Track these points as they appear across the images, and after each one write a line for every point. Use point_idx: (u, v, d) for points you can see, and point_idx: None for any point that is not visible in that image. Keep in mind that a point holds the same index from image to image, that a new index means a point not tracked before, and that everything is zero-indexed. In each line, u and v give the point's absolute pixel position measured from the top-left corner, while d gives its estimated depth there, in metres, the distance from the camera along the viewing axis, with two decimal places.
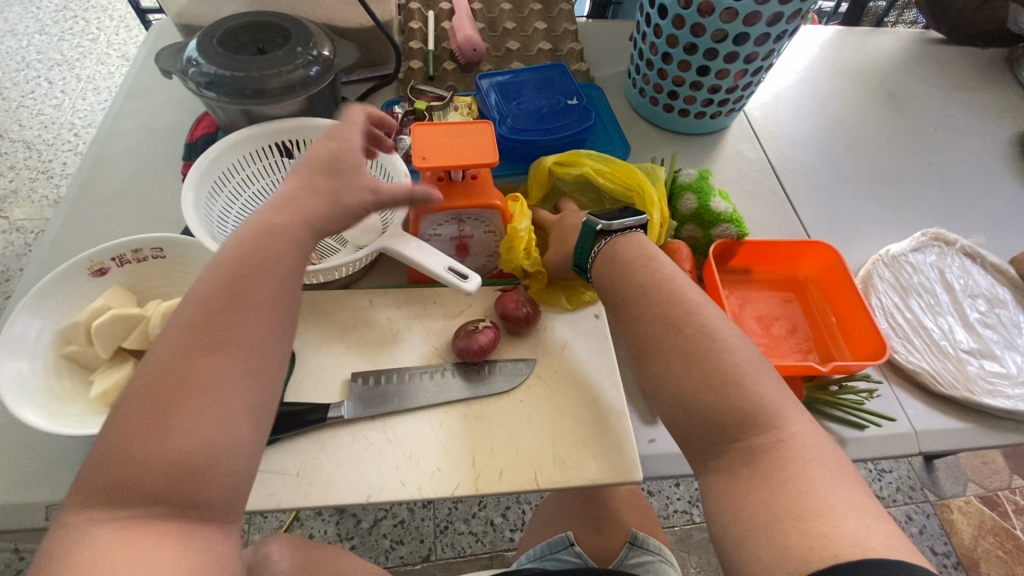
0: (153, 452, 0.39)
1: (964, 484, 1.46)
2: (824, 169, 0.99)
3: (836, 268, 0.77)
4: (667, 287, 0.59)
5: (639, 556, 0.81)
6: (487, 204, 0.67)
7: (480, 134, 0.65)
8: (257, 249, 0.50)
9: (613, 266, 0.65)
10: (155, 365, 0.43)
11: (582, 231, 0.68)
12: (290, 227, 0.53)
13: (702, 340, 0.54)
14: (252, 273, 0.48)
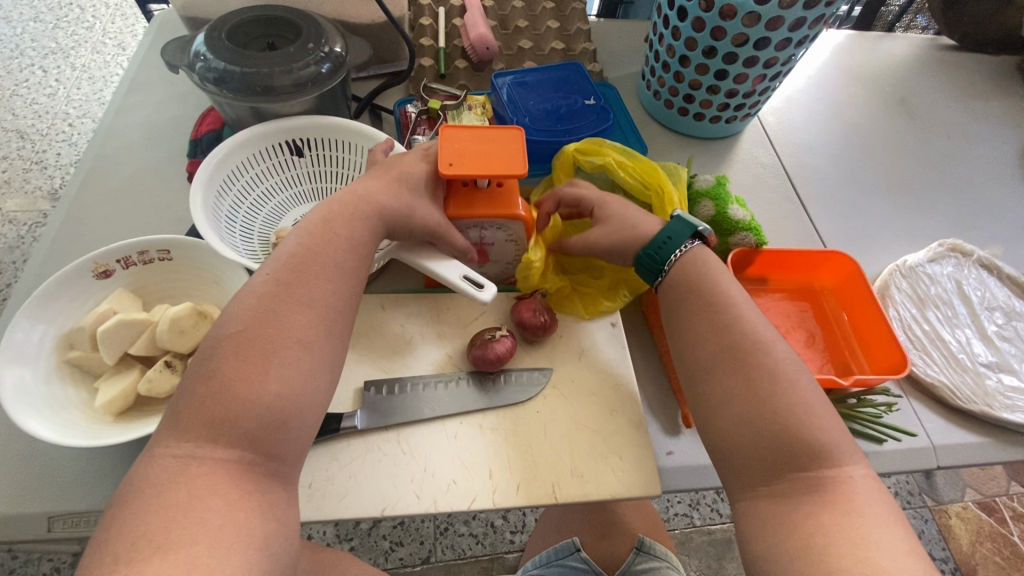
0: (235, 403, 0.44)
1: (962, 489, 1.46)
2: (839, 175, 0.98)
3: (855, 278, 0.76)
4: (728, 304, 0.58)
5: (647, 562, 0.78)
6: (512, 216, 0.64)
7: (510, 139, 0.62)
8: (321, 235, 0.56)
9: (678, 275, 0.63)
10: (234, 328, 0.48)
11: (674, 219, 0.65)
12: (350, 217, 0.59)
13: (762, 362, 0.53)
14: (321, 254, 0.54)
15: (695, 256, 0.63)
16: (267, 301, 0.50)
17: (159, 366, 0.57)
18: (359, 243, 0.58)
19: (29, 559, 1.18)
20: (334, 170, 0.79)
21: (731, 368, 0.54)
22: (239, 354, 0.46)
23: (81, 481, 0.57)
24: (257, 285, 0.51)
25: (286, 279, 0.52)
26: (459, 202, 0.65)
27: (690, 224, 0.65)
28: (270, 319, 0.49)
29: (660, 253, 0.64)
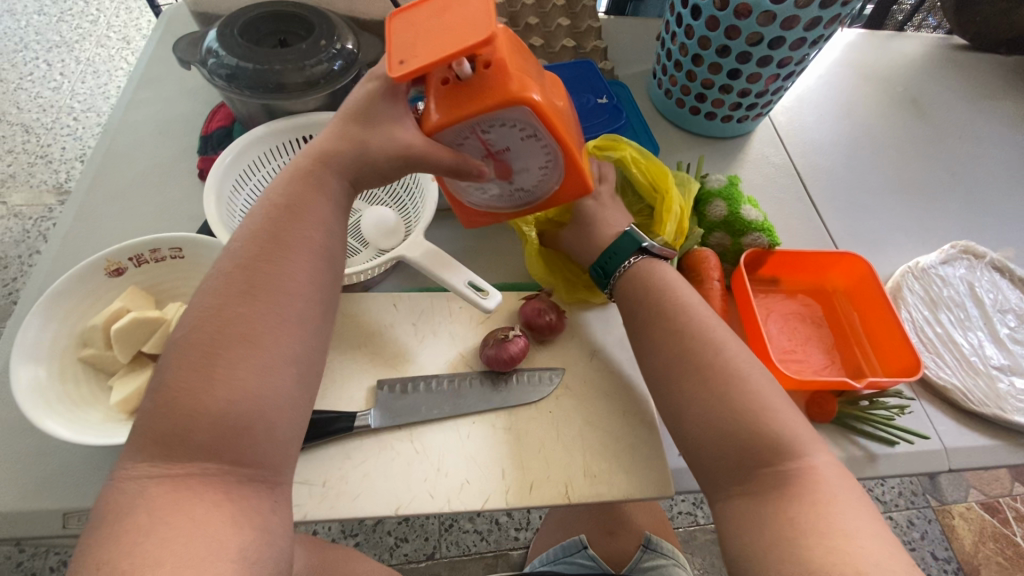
0: (192, 417, 0.44)
1: (965, 490, 1.46)
2: (849, 176, 0.98)
3: (868, 280, 0.75)
4: (685, 310, 0.59)
5: (653, 559, 0.79)
6: (514, 100, 0.48)
7: (472, 1, 0.46)
8: (282, 220, 0.52)
9: (635, 285, 0.65)
10: (189, 331, 0.47)
11: (623, 239, 0.67)
12: (308, 198, 0.54)
13: (721, 366, 0.54)
14: (277, 243, 0.51)
15: (647, 267, 0.65)
16: (218, 303, 0.48)
17: None
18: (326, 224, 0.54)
19: (36, 552, 1.19)
20: None
21: (695, 374, 0.55)
22: (193, 363, 0.45)
23: (94, 478, 0.57)
24: (211, 284, 0.49)
25: (237, 273, 0.49)
26: (445, 101, 0.50)
27: (637, 239, 0.67)
28: (222, 321, 0.47)
29: (607, 268, 0.67)
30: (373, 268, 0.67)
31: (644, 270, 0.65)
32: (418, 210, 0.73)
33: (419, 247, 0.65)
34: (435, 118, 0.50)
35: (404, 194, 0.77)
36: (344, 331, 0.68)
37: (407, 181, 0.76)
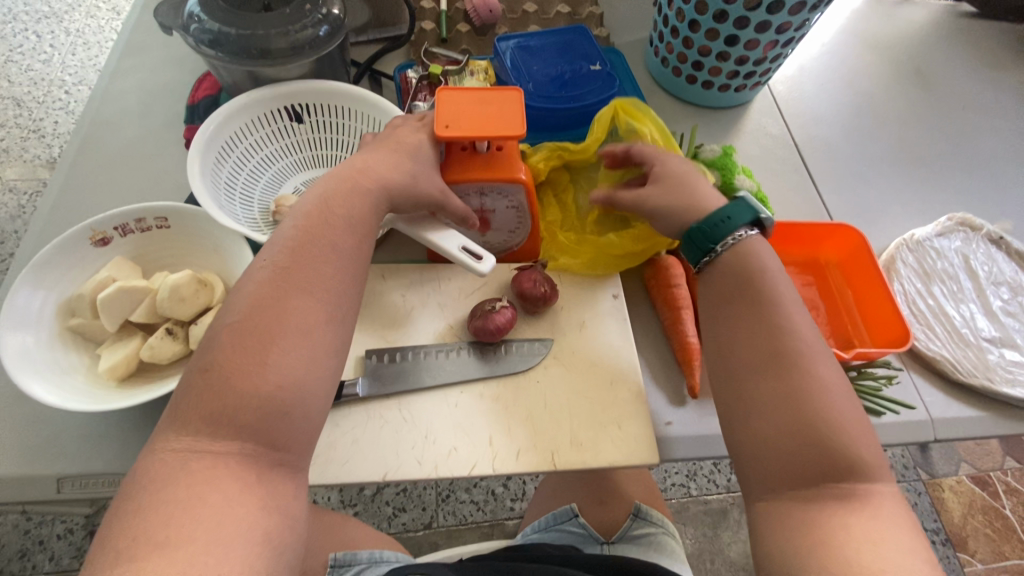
0: (236, 394, 0.43)
1: (956, 464, 1.48)
2: (849, 148, 0.96)
3: (861, 252, 0.75)
4: (774, 303, 0.51)
5: (643, 527, 0.79)
6: (511, 178, 0.64)
7: (510, 103, 0.62)
8: (329, 220, 0.53)
9: (725, 260, 0.56)
10: (236, 316, 0.46)
11: (739, 206, 0.58)
12: (358, 201, 0.56)
13: (805, 370, 0.47)
14: (318, 242, 0.52)
15: (753, 244, 0.56)
16: (263, 293, 0.47)
17: (160, 333, 0.57)
18: (364, 218, 0.56)
19: (44, 520, 1.22)
20: (336, 136, 0.77)
21: (773, 376, 0.48)
22: (237, 349, 0.44)
23: (86, 445, 0.58)
24: (259, 272, 0.49)
25: (286, 266, 0.50)
26: (459, 165, 0.65)
27: (755, 210, 0.57)
28: (262, 306, 0.47)
29: (714, 232, 0.57)
30: None
31: (732, 247, 0.56)
32: None
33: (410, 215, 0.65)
34: (449, 174, 0.65)
35: None
36: None
37: None
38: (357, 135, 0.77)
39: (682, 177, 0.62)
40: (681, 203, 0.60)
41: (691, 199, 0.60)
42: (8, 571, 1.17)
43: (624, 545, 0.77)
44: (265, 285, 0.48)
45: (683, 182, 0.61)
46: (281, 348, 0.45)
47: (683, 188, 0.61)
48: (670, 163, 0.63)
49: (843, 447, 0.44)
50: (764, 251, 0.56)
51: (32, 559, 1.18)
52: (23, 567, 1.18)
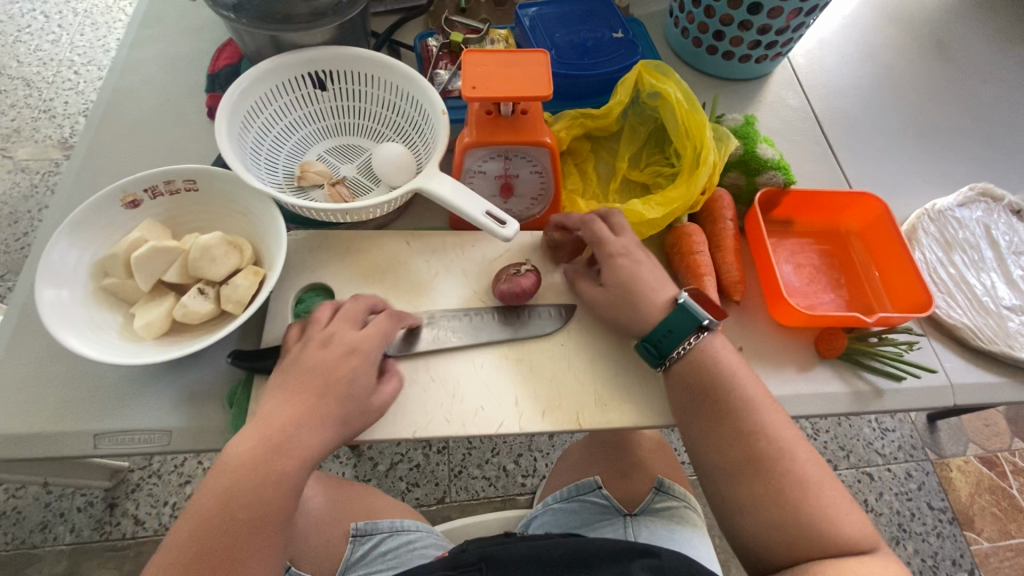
0: (241, 509, 0.47)
1: (965, 444, 1.48)
2: (868, 121, 0.95)
3: (882, 219, 0.75)
4: (768, 428, 0.54)
5: (665, 501, 0.80)
6: (536, 141, 0.66)
7: (534, 65, 0.63)
8: (286, 424, 0.51)
9: (693, 399, 0.57)
10: (188, 529, 0.46)
11: (677, 312, 0.60)
12: (310, 402, 0.52)
13: (790, 477, 0.52)
14: (341, 369, 0.54)
15: (704, 354, 0.58)
16: (300, 413, 0.52)
17: (192, 293, 0.58)
18: (313, 385, 0.53)
19: (65, 493, 1.24)
20: (358, 104, 0.77)
21: (748, 468, 0.53)
22: (250, 467, 0.48)
23: (122, 402, 0.59)
24: (216, 473, 0.48)
25: (237, 478, 0.48)
26: (483, 129, 0.66)
27: (695, 316, 0.59)
28: (289, 419, 0.51)
29: (661, 347, 0.60)
30: (388, 204, 0.66)
31: (720, 383, 0.57)
32: (429, 146, 0.72)
33: (434, 180, 0.65)
34: (472, 137, 0.66)
35: (412, 131, 0.75)
36: (359, 267, 0.69)
37: (416, 117, 0.75)
38: (380, 104, 0.77)
39: (625, 266, 0.63)
40: (620, 313, 0.62)
41: (631, 310, 0.62)
42: (30, 542, 1.20)
43: (647, 518, 0.78)
44: (290, 404, 0.52)
45: (630, 288, 0.62)
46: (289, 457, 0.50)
47: (629, 285, 0.62)
48: (612, 242, 0.64)
49: (820, 555, 0.49)
50: (745, 374, 0.58)
51: (54, 531, 1.21)
52: (45, 538, 1.20)
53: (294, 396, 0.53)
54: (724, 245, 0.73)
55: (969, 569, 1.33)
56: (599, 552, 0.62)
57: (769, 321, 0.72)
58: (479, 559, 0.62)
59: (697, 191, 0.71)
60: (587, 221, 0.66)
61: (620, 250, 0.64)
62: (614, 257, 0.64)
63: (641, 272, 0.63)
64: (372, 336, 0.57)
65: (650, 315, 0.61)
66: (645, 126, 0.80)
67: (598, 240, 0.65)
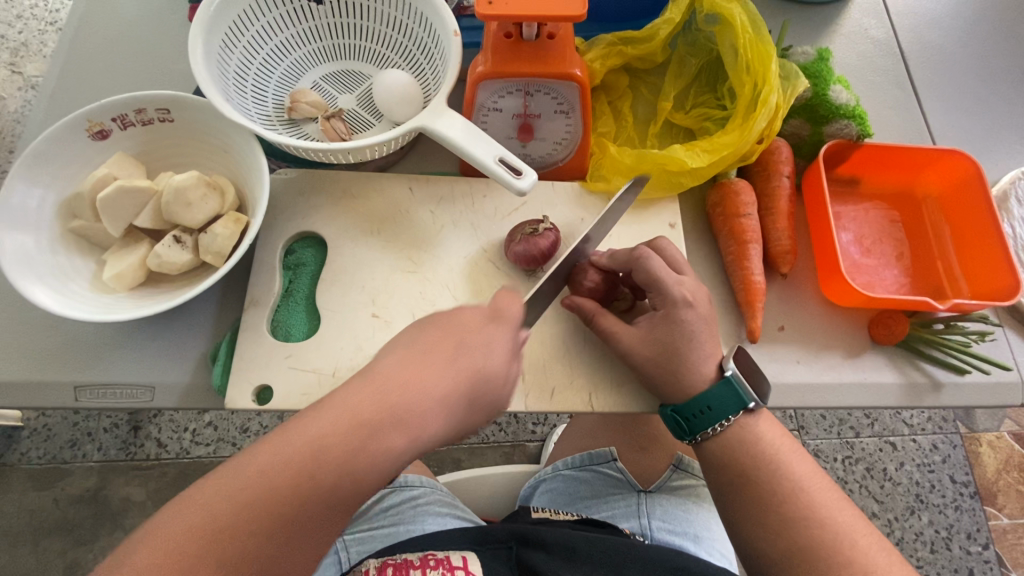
0: (386, 446, 0.41)
1: (999, 420, 1.33)
2: (965, 57, 0.77)
3: (970, 184, 0.63)
4: (822, 509, 0.48)
5: (682, 479, 0.76)
6: (564, 73, 0.55)
7: None
8: (401, 393, 0.42)
9: (730, 481, 0.51)
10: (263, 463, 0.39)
11: (726, 391, 0.51)
12: (434, 375, 0.43)
13: (851, 570, 0.46)
14: (478, 336, 0.46)
15: (744, 432, 0.51)
16: (428, 381, 0.43)
17: (168, 241, 0.52)
18: (431, 351, 0.44)
19: (91, 414, 1.26)
20: (360, 23, 0.67)
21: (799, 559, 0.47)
22: (350, 435, 0.40)
23: (101, 354, 0.55)
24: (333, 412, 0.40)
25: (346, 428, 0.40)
26: (499, 55, 0.56)
27: (741, 398, 0.51)
28: (409, 386, 0.42)
29: (692, 423, 0.52)
30: (388, 145, 0.58)
31: (764, 470, 0.50)
32: (438, 77, 0.62)
33: (443, 118, 0.55)
34: (485, 65, 0.56)
35: (421, 57, 0.65)
36: (355, 216, 0.61)
37: (425, 40, 0.64)
38: (384, 23, 0.66)
39: (685, 322, 0.51)
40: (660, 372, 0.52)
41: (676, 374, 0.51)
42: (61, 458, 1.24)
43: (663, 496, 0.74)
44: (413, 371, 0.43)
45: (681, 347, 0.51)
46: (401, 432, 0.41)
47: (678, 344, 0.51)
48: (676, 285, 0.52)
49: None
50: (791, 452, 0.51)
51: (82, 449, 1.24)
52: (75, 455, 1.24)
53: (423, 359, 0.44)
54: (776, 208, 0.63)
55: (983, 543, 1.23)
56: (639, 559, 0.57)
57: (818, 297, 0.63)
58: (512, 537, 0.61)
59: (751, 140, 0.60)
60: (639, 256, 0.53)
61: (684, 297, 0.52)
62: (676, 306, 0.52)
63: (700, 331, 0.51)
64: (506, 319, 0.48)
65: (687, 386, 0.51)
66: (696, 58, 0.68)
67: (654, 282, 0.52)
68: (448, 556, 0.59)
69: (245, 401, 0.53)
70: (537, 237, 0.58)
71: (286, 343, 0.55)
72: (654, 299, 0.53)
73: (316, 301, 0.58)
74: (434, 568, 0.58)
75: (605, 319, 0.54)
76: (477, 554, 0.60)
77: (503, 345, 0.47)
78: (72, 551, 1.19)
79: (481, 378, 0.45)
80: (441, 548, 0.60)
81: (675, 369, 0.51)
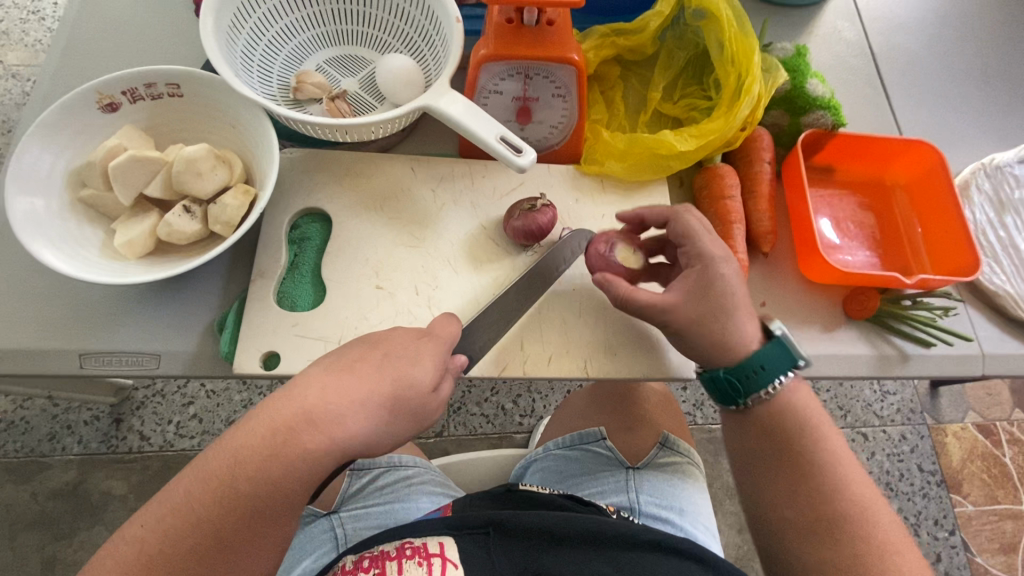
0: (305, 443, 0.43)
1: (964, 411, 1.39)
2: (931, 61, 0.83)
3: (934, 172, 0.68)
4: (800, 466, 0.52)
5: (669, 456, 0.79)
6: (562, 58, 0.59)
7: None
8: (324, 387, 0.45)
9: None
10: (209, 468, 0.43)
11: (777, 348, 0.54)
12: (359, 371, 0.47)
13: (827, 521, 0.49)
14: (406, 349, 0.49)
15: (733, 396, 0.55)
16: (351, 383, 0.46)
17: (178, 210, 0.54)
18: (360, 356, 0.48)
19: (71, 407, 1.24)
20: (363, 9, 0.69)
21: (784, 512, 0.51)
22: (269, 437, 0.43)
23: (106, 322, 0.56)
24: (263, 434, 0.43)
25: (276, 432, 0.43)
26: (501, 39, 0.59)
27: (791, 355, 0.54)
28: (330, 386, 0.45)
29: (745, 385, 0.54)
30: (392, 123, 0.60)
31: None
32: (439, 61, 0.65)
33: (446, 98, 0.58)
34: (488, 48, 0.59)
35: (422, 43, 0.67)
36: (359, 193, 0.64)
37: (427, 26, 0.66)
38: (387, 9, 0.68)
39: (723, 275, 0.53)
40: (704, 329, 0.53)
41: (723, 329, 0.53)
42: (39, 451, 1.21)
43: (650, 472, 0.77)
44: (342, 374, 0.46)
45: (721, 301, 0.53)
46: (316, 434, 0.44)
47: (718, 298, 0.53)
48: (709, 242, 0.55)
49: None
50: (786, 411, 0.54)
51: (62, 442, 1.22)
52: (54, 448, 1.22)
53: (350, 368, 0.47)
54: (758, 191, 0.67)
55: (949, 529, 1.29)
56: (613, 537, 0.59)
57: (797, 276, 0.67)
58: (488, 523, 0.61)
59: (735, 126, 0.64)
60: (681, 212, 0.57)
61: (719, 254, 0.54)
62: (714, 261, 0.54)
63: (738, 285, 0.54)
64: (438, 337, 0.52)
65: (740, 347, 0.54)
66: (683, 51, 0.72)
67: (689, 237, 0.55)
68: (425, 543, 0.60)
69: (253, 367, 0.55)
70: (538, 211, 0.60)
71: (292, 312, 0.57)
72: (688, 258, 0.55)
73: (321, 273, 0.60)
74: (410, 556, 0.59)
75: (639, 293, 0.55)
76: (454, 539, 0.61)
77: (433, 357, 0.50)
78: (50, 546, 1.17)
79: (406, 385, 0.47)
80: (418, 536, 0.61)
81: (721, 324, 0.53)
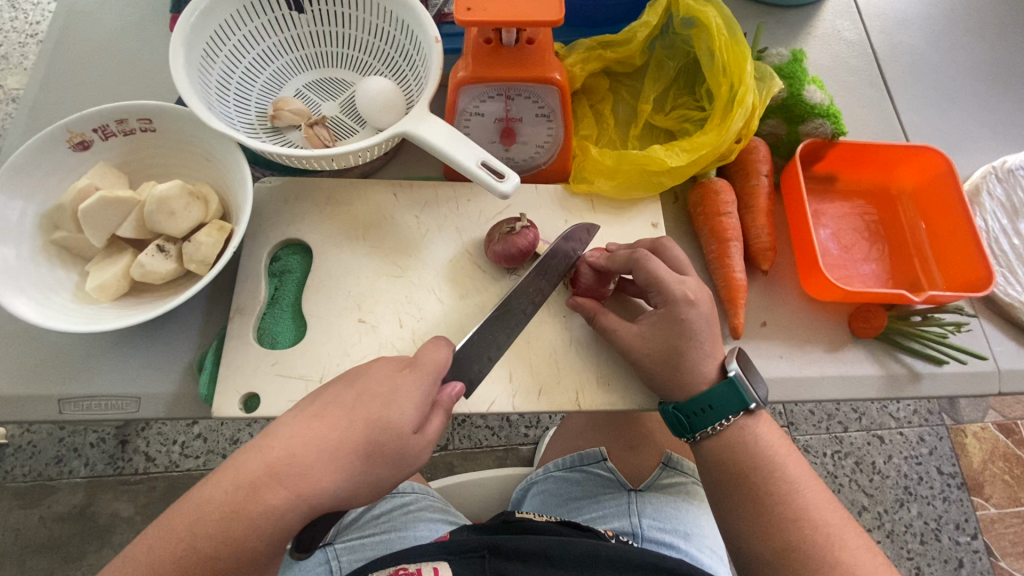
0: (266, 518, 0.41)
1: (984, 411, 1.35)
2: (937, 57, 0.79)
3: (943, 179, 0.65)
4: (807, 506, 0.49)
5: (673, 477, 0.75)
6: (544, 77, 0.56)
7: None
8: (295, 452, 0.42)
9: (726, 475, 0.52)
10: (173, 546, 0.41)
11: (730, 391, 0.52)
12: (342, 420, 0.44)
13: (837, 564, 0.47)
14: (382, 387, 0.45)
15: (743, 433, 0.52)
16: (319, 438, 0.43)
17: (151, 250, 0.52)
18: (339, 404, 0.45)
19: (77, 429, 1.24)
20: (341, 31, 0.67)
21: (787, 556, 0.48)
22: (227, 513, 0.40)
23: (84, 365, 0.55)
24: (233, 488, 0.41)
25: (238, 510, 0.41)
26: (479, 61, 0.57)
27: (745, 398, 0.52)
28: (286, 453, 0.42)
29: (693, 421, 0.53)
30: (373, 150, 0.58)
31: (757, 466, 0.51)
32: (420, 83, 0.63)
33: (427, 123, 0.56)
34: (466, 70, 0.57)
35: (403, 64, 0.65)
36: (342, 222, 0.62)
37: (406, 46, 0.64)
38: (365, 30, 0.66)
39: (688, 320, 0.52)
40: (661, 370, 0.53)
41: (675, 370, 0.52)
42: (46, 474, 1.21)
43: (652, 494, 0.74)
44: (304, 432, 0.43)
45: (682, 345, 0.52)
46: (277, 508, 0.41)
47: (676, 344, 0.52)
48: (677, 284, 0.53)
49: None
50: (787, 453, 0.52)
51: (68, 465, 1.22)
52: (61, 471, 1.22)
53: (329, 410, 0.44)
54: (756, 206, 0.65)
55: (972, 533, 1.25)
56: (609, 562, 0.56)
57: (799, 293, 0.64)
58: (484, 545, 0.59)
59: (729, 139, 0.61)
60: (640, 258, 0.54)
61: (686, 295, 0.52)
62: (676, 304, 0.52)
63: (702, 329, 0.52)
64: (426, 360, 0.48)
65: (692, 384, 0.52)
66: (673, 61, 0.69)
67: (655, 282, 0.53)
68: (423, 567, 0.57)
69: (232, 409, 0.53)
70: (519, 234, 0.58)
71: (272, 350, 0.56)
72: (656, 298, 0.54)
73: (301, 308, 0.58)
74: None
75: (608, 332, 0.55)
76: (451, 562, 0.58)
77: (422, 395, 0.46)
78: (59, 569, 1.17)
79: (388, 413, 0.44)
80: (413, 560, 0.58)
81: (676, 370, 0.52)
